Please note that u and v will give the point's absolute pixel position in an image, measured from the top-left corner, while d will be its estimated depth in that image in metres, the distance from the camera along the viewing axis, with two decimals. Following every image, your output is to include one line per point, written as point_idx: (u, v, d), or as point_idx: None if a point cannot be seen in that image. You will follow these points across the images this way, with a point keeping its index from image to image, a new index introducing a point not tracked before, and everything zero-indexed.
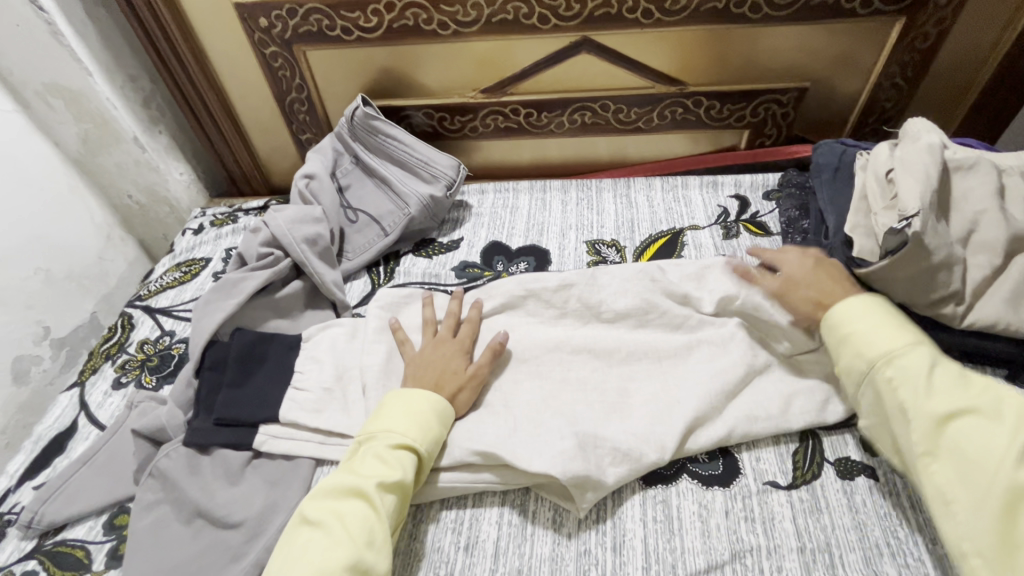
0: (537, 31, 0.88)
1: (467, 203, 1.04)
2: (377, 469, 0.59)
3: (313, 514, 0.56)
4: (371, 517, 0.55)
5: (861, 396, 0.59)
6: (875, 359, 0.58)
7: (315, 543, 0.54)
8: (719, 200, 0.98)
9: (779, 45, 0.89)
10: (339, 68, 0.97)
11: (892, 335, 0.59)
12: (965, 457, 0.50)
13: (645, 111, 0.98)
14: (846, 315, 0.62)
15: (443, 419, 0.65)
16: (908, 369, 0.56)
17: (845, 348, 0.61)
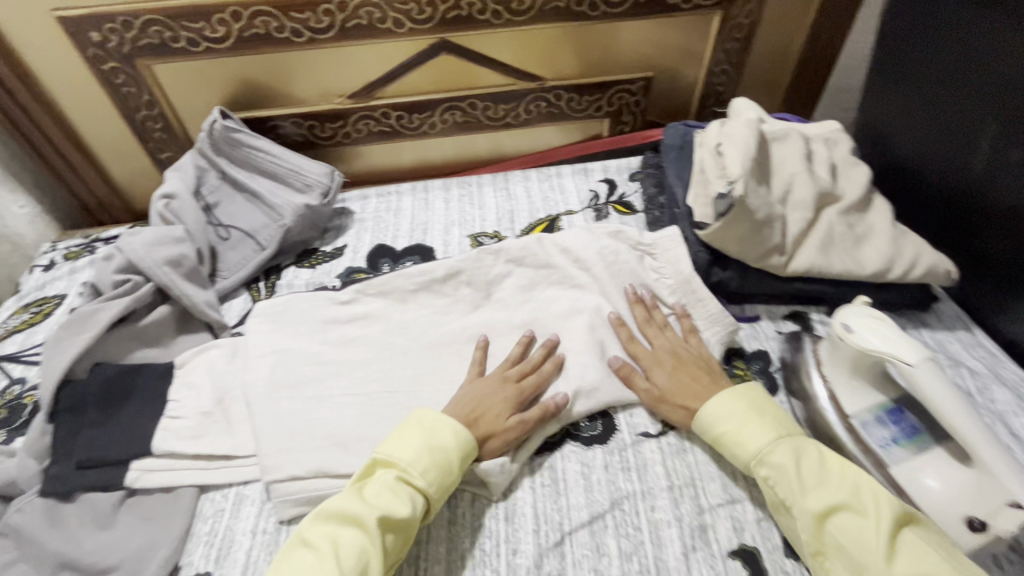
0: (394, 35, 0.90)
1: (349, 209, 1.03)
2: (380, 502, 0.56)
3: (309, 538, 0.54)
4: (366, 549, 0.53)
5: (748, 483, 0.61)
6: (749, 461, 0.60)
7: (305, 565, 0.52)
8: (591, 185, 1.05)
9: (621, 40, 0.97)
10: (192, 82, 0.93)
11: (755, 430, 0.60)
12: (846, 554, 0.52)
13: (511, 107, 1.03)
14: (710, 413, 0.64)
15: (464, 457, 0.61)
16: (779, 467, 0.57)
17: (722, 449, 0.63)
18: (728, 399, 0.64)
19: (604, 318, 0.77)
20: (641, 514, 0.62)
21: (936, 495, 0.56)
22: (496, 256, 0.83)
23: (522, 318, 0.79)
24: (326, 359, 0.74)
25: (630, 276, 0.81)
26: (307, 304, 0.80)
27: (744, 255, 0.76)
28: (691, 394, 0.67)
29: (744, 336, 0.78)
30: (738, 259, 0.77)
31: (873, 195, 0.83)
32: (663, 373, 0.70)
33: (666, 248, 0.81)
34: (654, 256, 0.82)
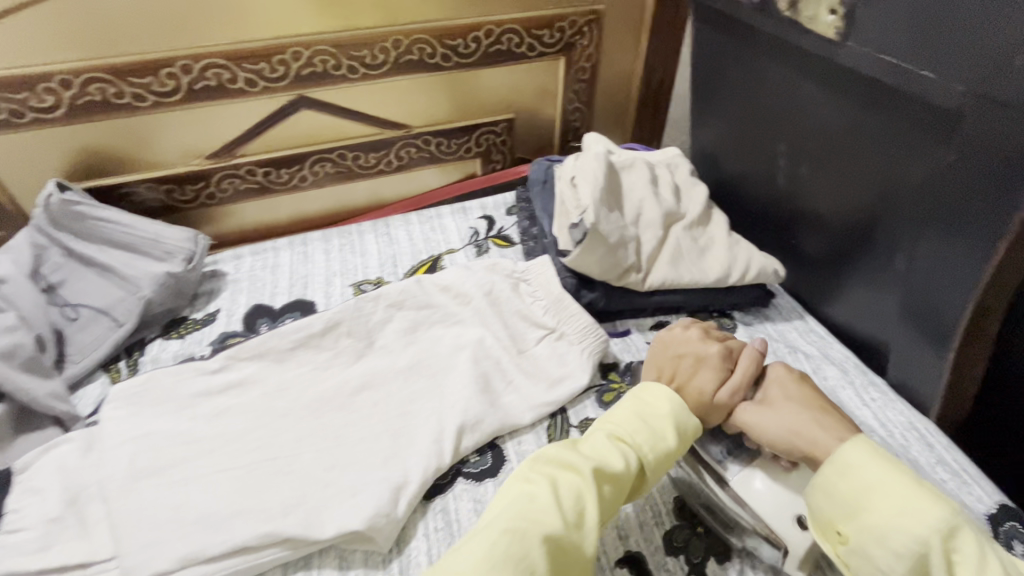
0: (248, 94, 0.89)
1: (221, 271, 0.99)
2: (649, 439, 0.59)
3: (591, 467, 0.56)
4: (582, 490, 0.54)
5: (886, 562, 0.49)
6: (931, 531, 0.47)
7: (581, 491, 0.54)
8: (470, 223, 1.09)
9: (478, 86, 1.03)
10: (22, 155, 0.86)
11: (940, 496, 0.49)
12: None
13: (383, 155, 1.05)
14: (853, 463, 0.52)
15: (675, 426, 0.60)
16: (962, 549, 0.47)
17: (880, 502, 0.50)
18: (874, 446, 0.53)
19: (484, 352, 0.80)
20: None
21: (766, 496, 0.58)
22: (376, 304, 0.85)
23: (406, 363, 0.80)
24: (197, 435, 0.70)
25: (507, 308, 0.85)
26: (172, 382, 0.75)
27: (605, 275, 0.82)
28: (808, 441, 0.56)
29: (617, 351, 0.85)
30: (601, 280, 0.83)
31: (711, 210, 0.94)
32: (766, 410, 0.61)
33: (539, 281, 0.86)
34: (527, 282, 0.87)
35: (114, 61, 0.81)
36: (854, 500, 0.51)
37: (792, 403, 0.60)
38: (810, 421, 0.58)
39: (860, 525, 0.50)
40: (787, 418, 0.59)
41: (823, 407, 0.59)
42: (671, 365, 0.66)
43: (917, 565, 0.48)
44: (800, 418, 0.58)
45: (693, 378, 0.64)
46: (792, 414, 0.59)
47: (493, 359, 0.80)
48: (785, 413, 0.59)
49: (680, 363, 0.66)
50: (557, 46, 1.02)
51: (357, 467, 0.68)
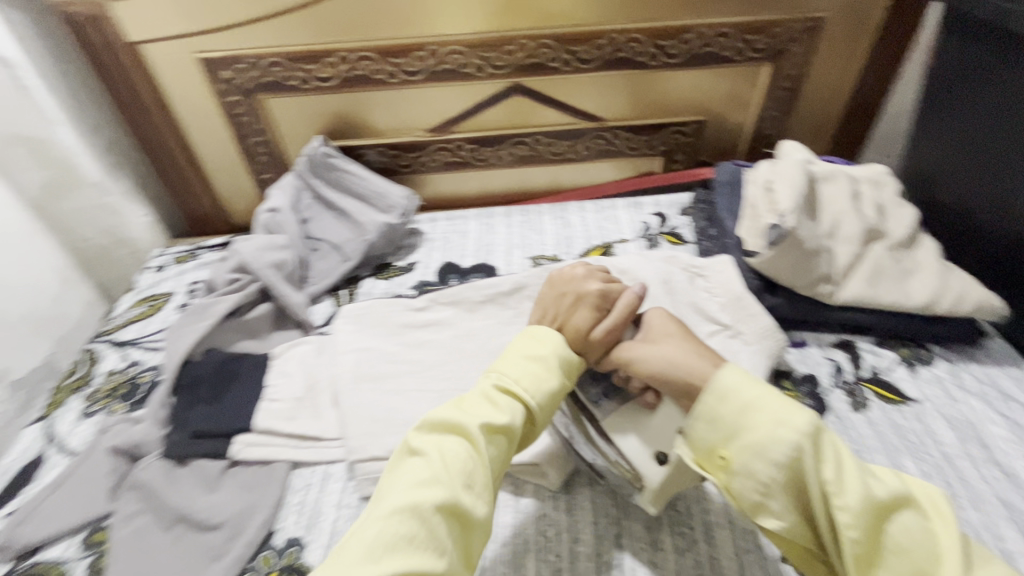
0: (475, 79, 1.02)
1: (420, 230, 1.13)
2: (536, 385, 0.59)
3: (473, 428, 0.55)
4: (471, 455, 0.53)
5: (771, 479, 0.49)
6: (799, 437, 0.48)
7: (465, 454, 0.53)
8: (643, 217, 1.13)
9: (677, 87, 1.06)
10: (296, 114, 1.06)
11: (795, 408, 0.50)
12: (904, 556, 0.45)
13: (573, 144, 1.13)
14: (725, 386, 0.53)
15: (558, 368, 0.61)
16: (823, 447, 0.48)
17: (750, 417, 0.51)
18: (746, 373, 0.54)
19: None
20: (696, 514, 0.65)
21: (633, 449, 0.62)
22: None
23: None
24: (404, 359, 0.82)
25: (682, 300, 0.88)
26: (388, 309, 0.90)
27: (793, 282, 0.81)
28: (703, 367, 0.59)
29: (792, 360, 0.82)
30: (788, 286, 0.82)
31: (919, 233, 0.87)
32: (645, 346, 0.63)
33: (720, 279, 0.88)
34: (705, 279, 0.90)
35: (381, 44, 0.97)
36: (727, 425, 0.52)
37: (673, 339, 0.63)
38: (690, 352, 0.61)
39: (737, 447, 0.51)
40: (668, 350, 0.61)
41: (701, 347, 0.62)
42: (555, 304, 0.68)
43: (797, 474, 0.48)
44: (681, 353, 0.61)
45: (580, 316, 0.65)
46: (674, 348, 0.62)
47: None
48: (667, 347, 0.62)
49: (558, 302, 0.67)
50: (768, 52, 1.01)
51: None
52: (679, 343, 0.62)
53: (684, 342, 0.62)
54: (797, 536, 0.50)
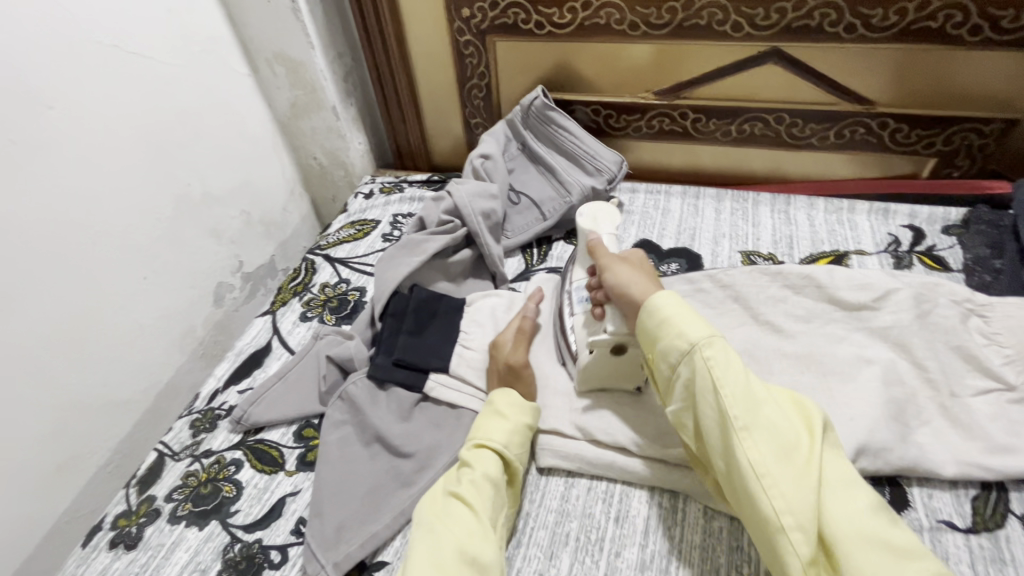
0: (727, 39, 0.89)
1: (619, 200, 1.05)
2: (498, 431, 0.64)
3: (462, 490, 0.58)
4: (469, 518, 0.56)
5: (675, 377, 0.58)
6: (697, 340, 0.57)
7: (460, 515, 0.56)
8: (890, 228, 0.93)
9: (990, 73, 0.84)
10: (521, 61, 1.04)
11: (694, 324, 0.59)
12: (778, 441, 0.52)
13: (822, 128, 0.96)
14: (653, 302, 0.61)
15: (514, 413, 0.66)
16: (717, 355, 0.56)
17: (665, 330, 0.59)
18: (680, 302, 0.62)
19: (899, 377, 0.68)
20: None
21: None
22: (770, 279, 0.78)
23: (796, 351, 0.73)
24: None
25: (941, 338, 0.70)
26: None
27: None
28: (650, 286, 0.64)
29: None
30: None
31: None
32: (615, 267, 0.68)
33: (1010, 327, 0.68)
34: (986, 320, 0.70)
35: None
36: (660, 334, 0.60)
37: (637, 270, 0.67)
38: (647, 281, 0.65)
39: (663, 352, 0.59)
40: (625, 276, 0.66)
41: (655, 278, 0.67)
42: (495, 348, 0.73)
43: (693, 370, 0.57)
44: (637, 279, 0.66)
45: (513, 351, 0.72)
46: (630, 275, 0.66)
47: (910, 389, 0.68)
48: (628, 274, 0.66)
49: (507, 338, 0.74)
50: None
51: None
52: (630, 271, 0.66)
53: (644, 276, 0.66)
54: (682, 428, 0.59)
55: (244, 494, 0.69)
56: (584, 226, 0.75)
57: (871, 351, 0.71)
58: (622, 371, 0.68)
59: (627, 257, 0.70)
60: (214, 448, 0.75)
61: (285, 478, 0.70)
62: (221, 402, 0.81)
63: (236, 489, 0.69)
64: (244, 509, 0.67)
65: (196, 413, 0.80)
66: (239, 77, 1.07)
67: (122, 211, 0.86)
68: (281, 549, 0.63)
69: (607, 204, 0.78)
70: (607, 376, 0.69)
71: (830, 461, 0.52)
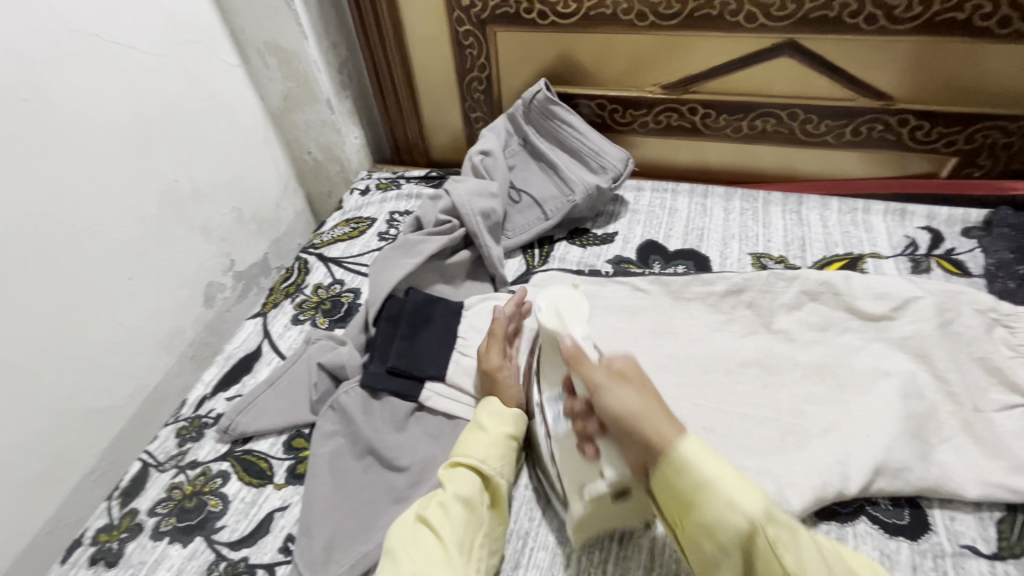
0: (739, 30, 0.85)
1: (624, 198, 1.01)
2: (473, 447, 0.61)
3: (429, 514, 0.56)
4: (431, 544, 0.53)
5: (731, 568, 0.45)
6: (753, 515, 0.44)
7: (424, 541, 0.54)
8: (907, 230, 0.89)
9: (1018, 67, 0.79)
10: (523, 53, 0.99)
11: (741, 487, 0.45)
12: None
13: (838, 125, 0.91)
14: (685, 454, 0.48)
15: (491, 426, 0.63)
16: (779, 532, 0.43)
17: (706, 498, 0.46)
18: (704, 443, 0.49)
19: (919, 391, 0.65)
20: None
21: None
22: (783, 285, 0.75)
23: (810, 362, 0.69)
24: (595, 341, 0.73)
25: (964, 350, 0.66)
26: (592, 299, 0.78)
27: None
28: (656, 413, 0.51)
29: None
30: None
31: None
32: (604, 377, 0.54)
33: None
34: (1011, 331, 0.66)
35: None
36: (711, 512, 0.45)
37: (631, 378, 0.54)
38: (650, 400, 0.52)
39: (718, 535, 0.45)
40: (625, 400, 0.52)
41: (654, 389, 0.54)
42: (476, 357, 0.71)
43: (752, 555, 0.44)
44: (639, 402, 0.52)
45: (486, 356, 0.69)
46: (629, 396, 0.52)
47: (931, 403, 0.64)
48: (625, 393, 0.52)
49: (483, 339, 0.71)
50: None
51: (749, 446, 0.63)
52: (629, 391, 0.52)
53: (644, 393, 0.53)
54: None
55: (230, 509, 0.66)
56: (550, 326, 0.61)
57: (890, 362, 0.67)
58: (624, 514, 0.57)
59: (613, 362, 0.56)
60: (200, 459, 0.72)
61: (273, 492, 0.67)
62: (208, 409, 0.78)
63: (222, 504, 0.66)
64: (230, 525, 0.64)
65: (182, 421, 0.77)
66: (229, 68, 1.03)
67: (105, 208, 0.82)
68: (267, 568, 0.60)
69: (568, 289, 0.66)
70: (607, 521, 0.57)
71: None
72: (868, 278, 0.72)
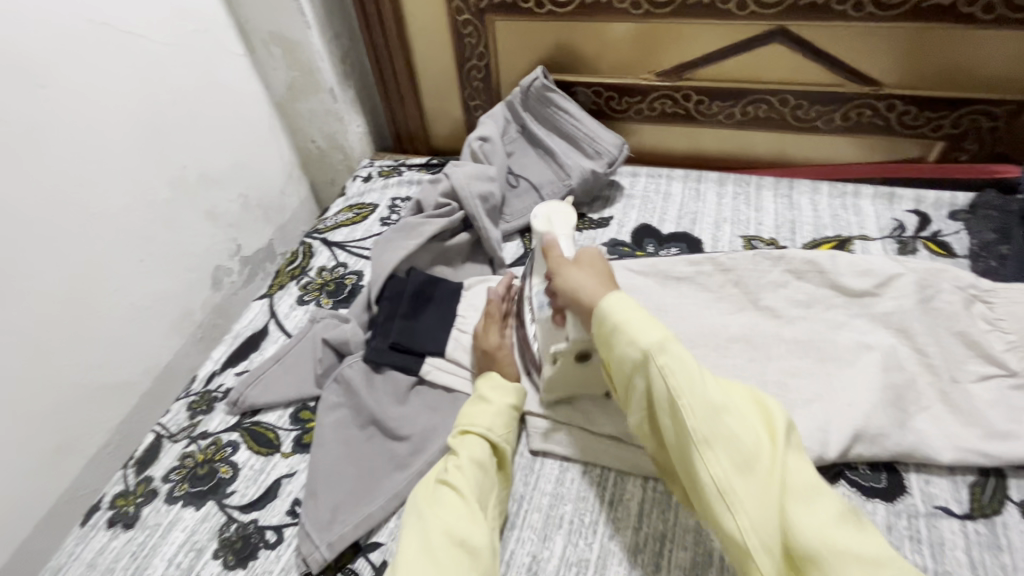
0: (731, 18, 0.87)
1: (619, 183, 1.04)
2: (482, 415, 0.64)
3: (448, 475, 0.58)
4: (455, 502, 0.56)
5: (637, 394, 0.56)
6: (648, 347, 0.54)
7: (447, 500, 0.57)
8: (895, 213, 0.91)
9: (1002, 52, 0.81)
10: (521, 42, 1.02)
11: (645, 328, 0.56)
12: (738, 452, 0.49)
13: (828, 111, 0.94)
14: (608, 308, 0.58)
15: (496, 395, 0.66)
16: (670, 362, 0.53)
17: (618, 339, 0.56)
18: (635, 308, 0.59)
19: (899, 363, 0.67)
20: None
21: None
22: (771, 264, 0.78)
23: (795, 336, 0.72)
24: None
25: (944, 324, 0.68)
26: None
27: None
28: (604, 291, 0.61)
29: None
30: None
31: None
32: (571, 267, 0.64)
33: (1014, 313, 0.66)
34: (990, 306, 0.68)
35: None
36: (619, 347, 0.56)
37: (594, 272, 0.63)
38: (603, 285, 0.62)
39: (617, 362, 0.57)
40: (583, 281, 0.62)
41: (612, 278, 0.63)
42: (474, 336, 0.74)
43: (646, 379, 0.54)
44: (592, 284, 0.62)
45: (485, 336, 0.72)
46: (587, 279, 0.63)
47: (910, 374, 0.67)
48: (583, 278, 0.63)
49: (478, 322, 0.74)
50: None
51: None
52: (584, 274, 0.63)
53: (598, 276, 0.63)
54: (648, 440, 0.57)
55: (240, 475, 0.69)
56: (538, 228, 0.69)
57: (872, 337, 0.70)
58: (591, 379, 0.67)
59: (581, 255, 0.66)
60: (210, 430, 0.75)
61: (281, 460, 0.70)
62: (218, 384, 0.81)
63: (233, 470, 0.70)
64: (241, 490, 0.68)
65: (193, 396, 0.80)
66: (234, 58, 1.05)
67: (118, 192, 0.85)
68: (276, 529, 0.64)
69: (563, 203, 0.71)
70: (575, 385, 0.68)
71: (801, 473, 0.48)
72: (853, 257, 0.75)
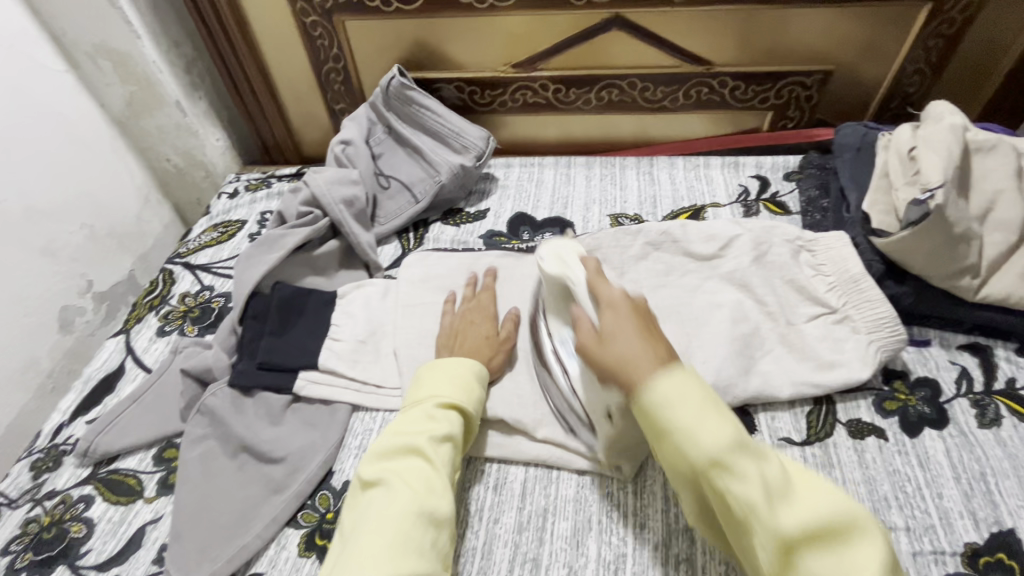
0: (571, 7, 0.91)
1: (493, 176, 1.05)
2: (468, 393, 0.62)
3: (423, 446, 0.56)
4: (428, 474, 0.54)
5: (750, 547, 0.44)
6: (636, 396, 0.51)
7: (416, 471, 0.54)
8: (740, 179, 0.99)
9: (804, 28, 0.91)
10: (375, 40, 1.00)
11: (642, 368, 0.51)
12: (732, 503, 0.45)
13: (672, 90, 1.01)
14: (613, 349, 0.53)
15: (476, 380, 0.64)
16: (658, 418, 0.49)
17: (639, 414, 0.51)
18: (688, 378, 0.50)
19: (744, 314, 0.74)
20: None
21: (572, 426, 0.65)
22: (627, 239, 0.82)
23: (655, 302, 0.76)
24: None
25: (777, 275, 0.76)
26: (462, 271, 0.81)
27: (929, 268, 0.69)
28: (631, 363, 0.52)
29: (909, 360, 0.72)
30: (920, 273, 0.70)
31: None
32: (608, 334, 0.55)
33: (831, 257, 0.74)
34: (812, 253, 0.76)
35: None
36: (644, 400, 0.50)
37: (628, 322, 0.55)
38: (642, 344, 0.53)
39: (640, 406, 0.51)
40: (631, 348, 0.53)
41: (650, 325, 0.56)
42: (466, 316, 0.72)
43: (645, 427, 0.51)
44: (634, 332, 0.54)
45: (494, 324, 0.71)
46: (636, 344, 0.53)
47: (754, 323, 0.73)
48: (627, 342, 0.53)
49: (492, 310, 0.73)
50: None
51: None
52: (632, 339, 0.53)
53: (640, 338, 0.53)
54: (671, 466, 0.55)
55: (96, 531, 0.63)
56: (551, 270, 0.64)
57: (720, 295, 0.76)
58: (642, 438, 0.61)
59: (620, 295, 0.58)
60: (59, 488, 0.67)
61: (144, 505, 0.65)
62: (67, 436, 0.73)
63: (87, 527, 0.63)
64: (97, 547, 0.61)
65: (38, 453, 0.72)
66: (54, 75, 0.95)
67: None
68: None
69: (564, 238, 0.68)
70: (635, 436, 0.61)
71: (809, 505, 0.43)
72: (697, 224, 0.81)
